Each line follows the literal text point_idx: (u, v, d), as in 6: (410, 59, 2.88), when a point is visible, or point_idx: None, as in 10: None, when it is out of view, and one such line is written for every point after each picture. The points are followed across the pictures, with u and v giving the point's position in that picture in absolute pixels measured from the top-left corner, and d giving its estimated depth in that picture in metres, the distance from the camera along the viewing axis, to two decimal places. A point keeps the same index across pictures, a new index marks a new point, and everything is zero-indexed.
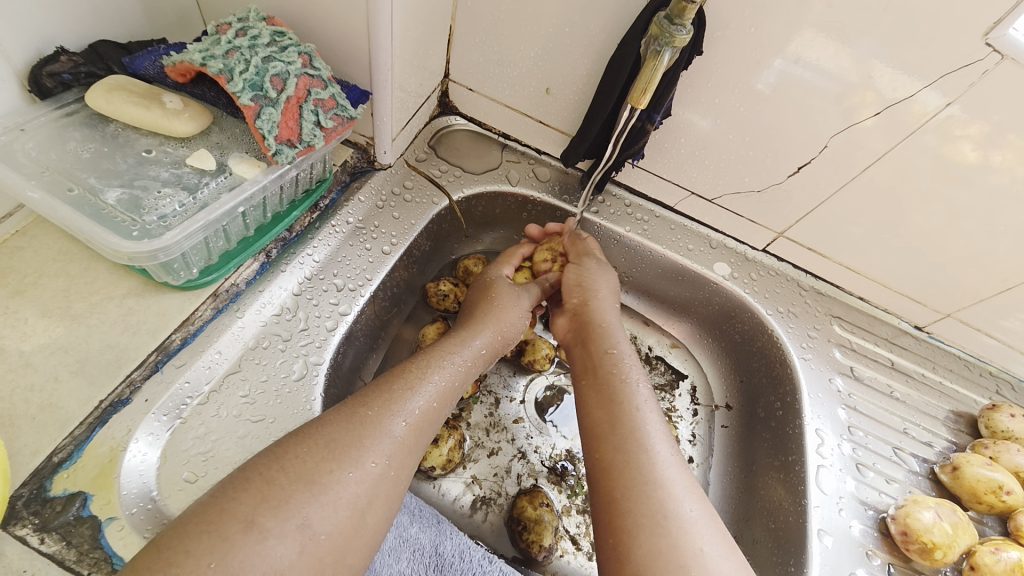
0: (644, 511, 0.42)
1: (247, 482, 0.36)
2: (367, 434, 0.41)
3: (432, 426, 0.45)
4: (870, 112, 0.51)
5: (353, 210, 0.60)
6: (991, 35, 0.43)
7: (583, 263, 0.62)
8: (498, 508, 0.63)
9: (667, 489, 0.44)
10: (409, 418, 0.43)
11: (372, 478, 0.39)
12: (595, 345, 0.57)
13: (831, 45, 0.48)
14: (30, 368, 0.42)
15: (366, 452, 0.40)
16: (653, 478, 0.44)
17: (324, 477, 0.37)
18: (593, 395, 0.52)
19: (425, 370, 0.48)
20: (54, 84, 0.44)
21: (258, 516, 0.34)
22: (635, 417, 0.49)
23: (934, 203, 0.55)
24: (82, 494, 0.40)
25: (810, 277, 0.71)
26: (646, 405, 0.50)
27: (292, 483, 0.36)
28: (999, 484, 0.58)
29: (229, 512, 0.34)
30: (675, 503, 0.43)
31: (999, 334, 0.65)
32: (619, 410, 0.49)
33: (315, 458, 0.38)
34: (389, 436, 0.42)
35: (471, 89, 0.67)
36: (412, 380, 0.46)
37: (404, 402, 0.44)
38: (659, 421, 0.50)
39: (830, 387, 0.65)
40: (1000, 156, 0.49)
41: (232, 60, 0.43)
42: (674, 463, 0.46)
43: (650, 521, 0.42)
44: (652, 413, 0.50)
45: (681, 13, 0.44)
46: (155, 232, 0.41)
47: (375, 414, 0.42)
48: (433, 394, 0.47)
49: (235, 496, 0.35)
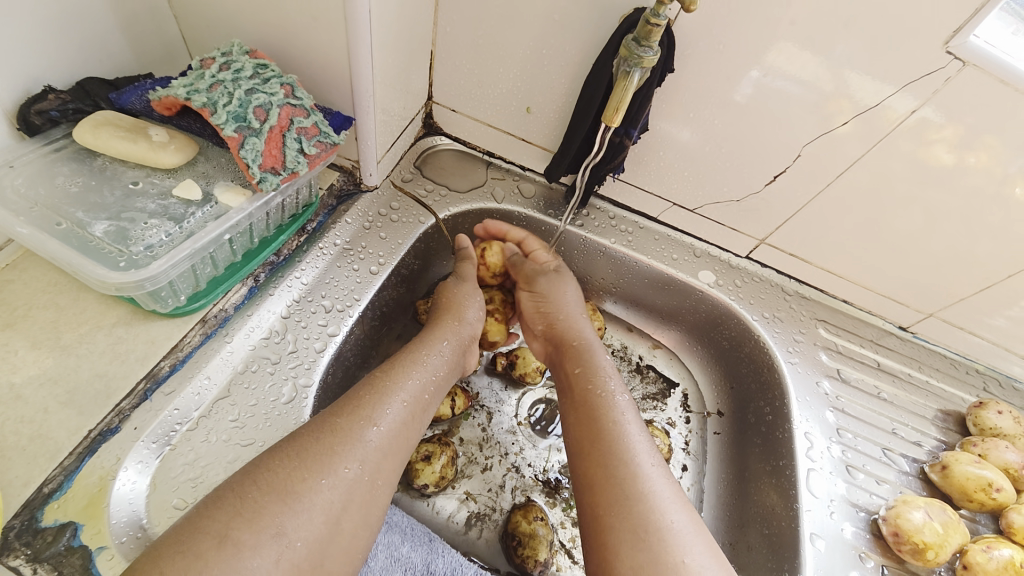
0: (626, 526, 0.43)
1: (220, 500, 0.36)
2: (339, 442, 0.41)
3: (407, 428, 0.46)
4: (844, 118, 0.52)
5: (340, 232, 0.61)
6: (951, 43, 0.45)
7: (535, 287, 0.64)
8: (493, 523, 0.63)
9: (650, 501, 0.44)
10: (382, 423, 0.44)
11: (346, 484, 0.40)
12: (569, 362, 0.58)
13: (802, 56, 0.50)
14: (19, 400, 0.43)
15: (339, 459, 0.40)
16: (634, 491, 0.45)
17: (298, 486, 0.38)
18: (573, 413, 0.53)
19: (391, 373, 0.49)
20: (42, 121, 0.45)
21: (231, 530, 0.35)
22: (614, 431, 0.49)
23: (910, 206, 0.57)
24: (73, 525, 0.40)
25: (794, 282, 0.72)
26: (626, 416, 0.51)
27: (264, 494, 0.37)
28: (989, 481, 0.58)
29: (203, 529, 0.34)
30: (658, 515, 0.43)
31: (985, 332, 0.66)
32: (597, 425, 0.50)
33: (287, 469, 0.39)
34: (362, 443, 0.42)
35: (454, 110, 0.69)
36: (382, 387, 0.47)
37: (374, 407, 0.45)
38: (641, 432, 0.50)
39: (817, 390, 0.66)
40: (974, 157, 0.51)
41: (216, 93, 0.44)
42: (656, 474, 0.46)
43: (633, 537, 0.42)
44: (633, 425, 0.50)
45: (647, 35, 0.46)
46: (142, 262, 0.42)
47: (344, 422, 0.43)
48: (405, 396, 0.47)
49: (209, 513, 0.35)
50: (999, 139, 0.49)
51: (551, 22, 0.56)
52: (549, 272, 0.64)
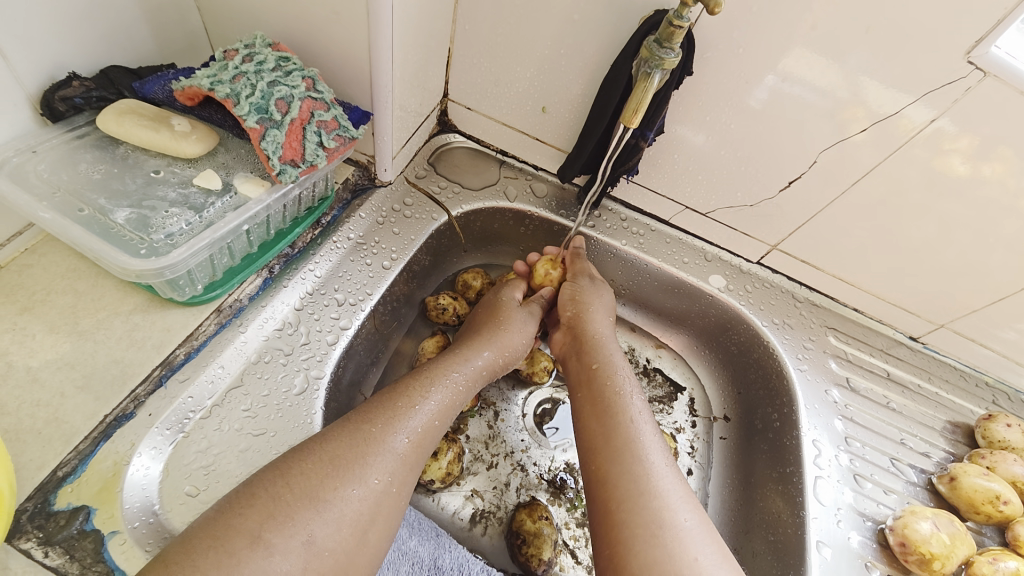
0: (639, 522, 0.43)
1: (252, 498, 0.37)
2: (370, 451, 0.42)
3: (430, 443, 0.47)
4: (860, 127, 0.52)
5: (354, 226, 0.61)
6: (973, 53, 0.45)
7: (576, 281, 0.64)
8: (497, 521, 0.63)
9: (662, 499, 0.44)
10: (411, 434, 0.45)
11: (375, 495, 0.41)
12: (587, 356, 0.58)
13: (821, 62, 0.49)
14: (36, 383, 0.43)
15: (369, 469, 0.41)
16: (648, 489, 0.45)
17: (328, 494, 0.38)
18: (588, 408, 0.53)
19: (426, 387, 0.49)
20: (65, 108, 0.45)
21: (264, 532, 0.35)
22: (630, 428, 0.49)
23: (925, 216, 0.57)
24: (85, 508, 0.40)
25: (804, 289, 0.72)
26: (640, 415, 0.51)
27: (297, 499, 0.37)
28: (996, 494, 0.58)
29: (235, 527, 0.35)
30: (669, 514, 0.43)
31: (994, 344, 0.66)
32: (613, 420, 0.50)
33: (318, 475, 0.39)
34: (392, 452, 0.43)
35: (469, 108, 0.70)
36: (414, 398, 0.47)
37: (406, 418, 0.45)
38: (654, 432, 0.50)
39: (826, 398, 0.66)
40: (990, 169, 0.51)
41: (239, 85, 0.44)
42: (669, 475, 0.46)
43: (645, 532, 0.42)
44: (647, 425, 0.50)
45: (669, 37, 0.46)
46: (162, 250, 0.42)
47: (378, 430, 0.43)
48: (434, 410, 0.48)
49: (242, 511, 0.36)
50: (1012, 149, 0.49)
51: (570, 22, 0.56)
52: (594, 277, 0.65)
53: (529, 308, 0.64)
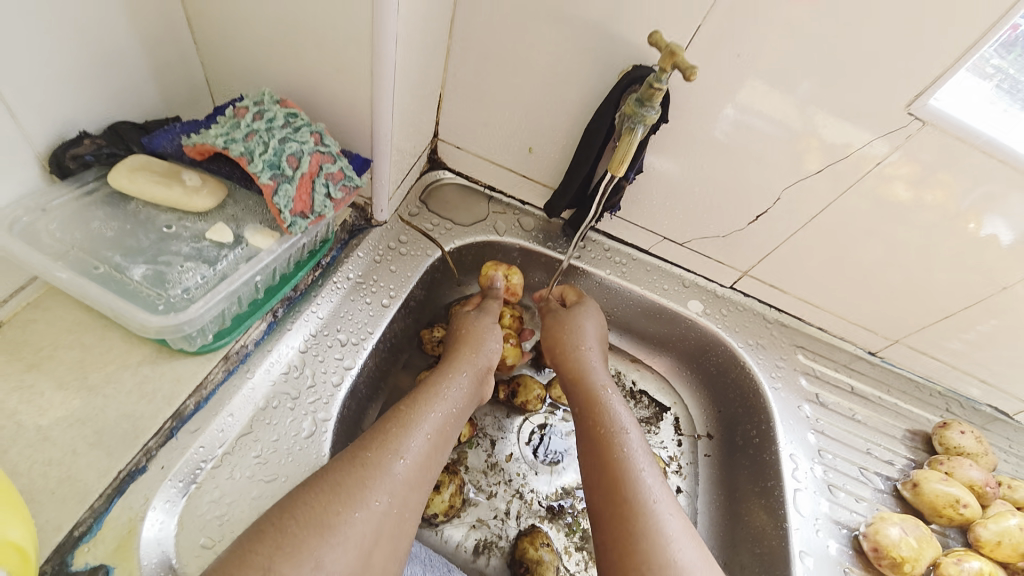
0: (635, 562, 0.45)
1: (262, 534, 0.38)
2: (369, 476, 0.43)
3: (430, 460, 0.49)
4: (816, 168, 0.59)
5: (353, 266, 0.63)
6: (913, 106, 0.51)
7: (550, 321, 0.68)
8: (500, 550, 0.64)
9: (657, 537, 0.47)
10: (407, 455, 0.47)
11: (377, 516, 0.42)
12: (578, 398, 0.61)
13: (779, 117, 0.56)
14: (47, 442, 0.42)
15: (370, 492, 0.43)
16: (643, 528, 0.47)
17: (333, 519, 0.40)
18: (586, 450, 0.56)
19: (416, 406, 0.51)
20: (76, 165, 0.45)
21: (274, 564, 0.36)
22: (622, 467, 0.52)
23: (873, 241, 0.64)
24: (102, 568, 0.40)
25: (774, 311, 0.78)
26: (633, 451, 0.54)
27: (303, 528, 0.39)
28: (956, 497, 0.64)
29: (248, 563, 0.36)
30: (665, 550, 0.46)
31: (943, 355, 0.73)
32: (607, 461, 0.53)
33: (323, 503, 0.41)
34: (390, 476, 0.44)
35: (459, 147, 0.73)
36: (405, 419, 0.49)
37: (401, 441, 0.47)
38: (648, 467, 0.52)
39: (799, 413, 0.71)
40: (931, 195, 0.57)
41: (252, 143, 0.46)
42: (664, 509, 0.49)
43: (642, 572, 0.45)
44: (640, 460, 0.53)
45: (650, 98, 0.51)
46: (179, 305, 0.43)
47: (373, 455, 0.45)
48: (428, 429, 0.50)
49: (253, 547, 0.37)
50: (949, 175, 0.55)
51: (555, 74, 0.61)
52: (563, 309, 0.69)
53: (486, 308, 0.67)
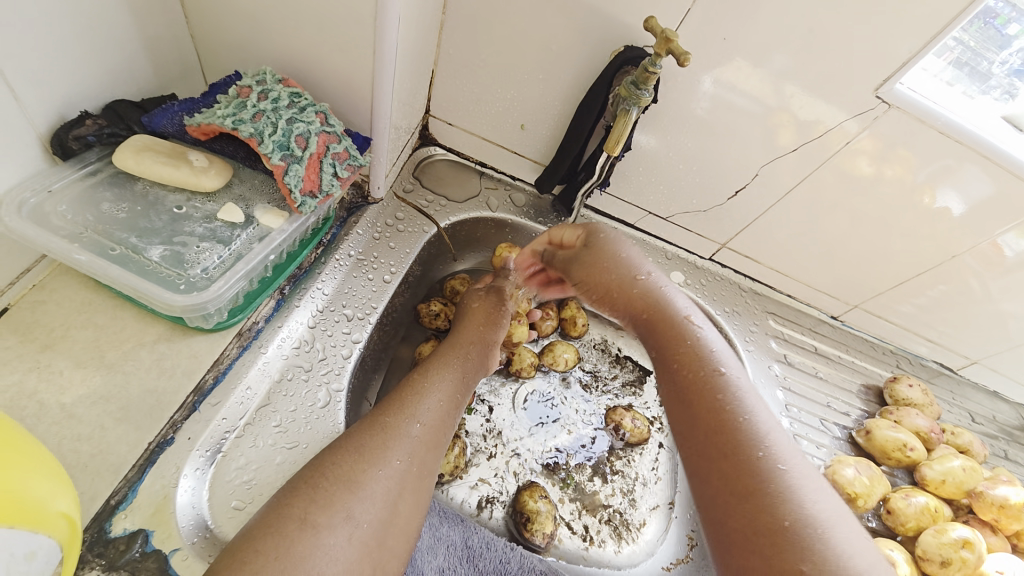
0: (786, 525, 0.41)
1: (296, 491, 0.42)
2: (389, 438, 0.47)
3: (446, 424, 0.52)
4: (790, 148, 0.64)
5: (353, 243, 0.64)
6: (881, 89, 0.56)
7: (601, 256, 0.58)
8: (502, 505, 0.70)
9: (799, 494, 0.42)
10: (423, 420, 0.50)
11: (399, 473, 0.45)
12: (674, 346, 0.53)
13: (759, 99, 0.60)
14: (74, 419, 0.44)
15: (390, 452, 0.46)
16: (785, 486, 0.43)
17: (359, 476, 0.44)
18: (692, 406, 0.49)
19: (428, 376, 0.54)
20: (78, 146, 0.45)
21: (310, 515, 0.40)
22: (744, 422, 0.47)
23: (838, 214, 0.69)
24: (142, 531, 0.42)
25: (748, 279, 0.84)
26: (751, 402, 0.49)
27: (332, 484, 0.42)
28: (903, 442, 0.73)
29: (286, 515, 0.40)
30: (810, 507, 0.42)
31: (895, 317, 0.81)
32: (727, 416, 0.47)
33: (349, 463, 0.44)
34: (408, 438, 0.48)
35: (451, 123, 0.74)
36: (420, 388, 0.52)
37: (416, 406, 0.50)
38: (769, 419, 0.48)
39: (770, 372, 0.79)
40: (891, 170, 0.62)
41: (260, 123, 0.47)
42: (796, 463, 0.45)
43: (797, 535, 0.40)
44: (758, 411, 0.48)
45: (645, 81, 0.53)
46: (201, 284, 0.44)
47: (392, 419, 0.48)
48: (441, 396, 0.53)
49: (289, 501, 0.41)
50: (908, 151, 0.60)
51: (549, 52, 0.62)
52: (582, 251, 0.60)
53: (492, 287, 0.68)
